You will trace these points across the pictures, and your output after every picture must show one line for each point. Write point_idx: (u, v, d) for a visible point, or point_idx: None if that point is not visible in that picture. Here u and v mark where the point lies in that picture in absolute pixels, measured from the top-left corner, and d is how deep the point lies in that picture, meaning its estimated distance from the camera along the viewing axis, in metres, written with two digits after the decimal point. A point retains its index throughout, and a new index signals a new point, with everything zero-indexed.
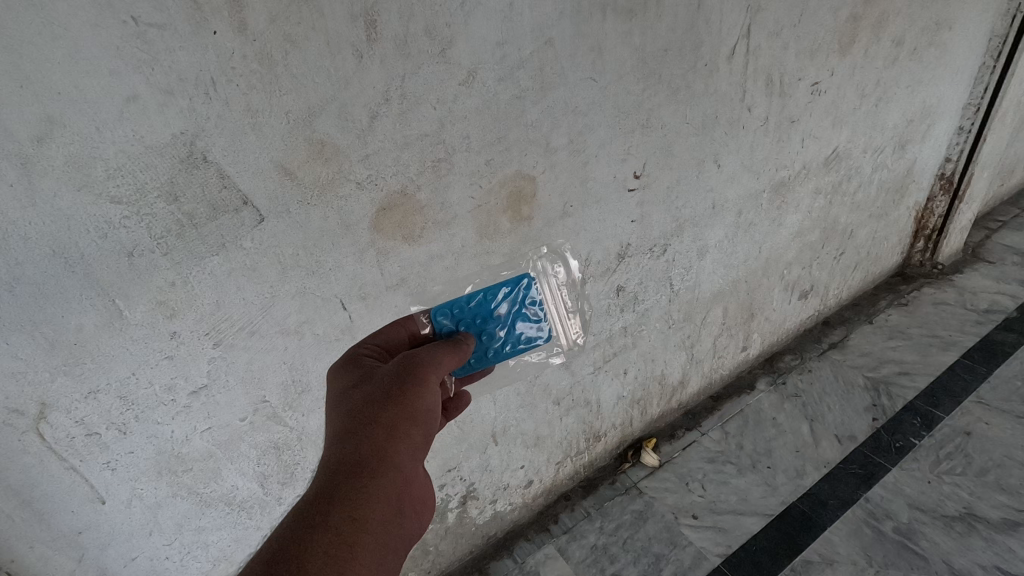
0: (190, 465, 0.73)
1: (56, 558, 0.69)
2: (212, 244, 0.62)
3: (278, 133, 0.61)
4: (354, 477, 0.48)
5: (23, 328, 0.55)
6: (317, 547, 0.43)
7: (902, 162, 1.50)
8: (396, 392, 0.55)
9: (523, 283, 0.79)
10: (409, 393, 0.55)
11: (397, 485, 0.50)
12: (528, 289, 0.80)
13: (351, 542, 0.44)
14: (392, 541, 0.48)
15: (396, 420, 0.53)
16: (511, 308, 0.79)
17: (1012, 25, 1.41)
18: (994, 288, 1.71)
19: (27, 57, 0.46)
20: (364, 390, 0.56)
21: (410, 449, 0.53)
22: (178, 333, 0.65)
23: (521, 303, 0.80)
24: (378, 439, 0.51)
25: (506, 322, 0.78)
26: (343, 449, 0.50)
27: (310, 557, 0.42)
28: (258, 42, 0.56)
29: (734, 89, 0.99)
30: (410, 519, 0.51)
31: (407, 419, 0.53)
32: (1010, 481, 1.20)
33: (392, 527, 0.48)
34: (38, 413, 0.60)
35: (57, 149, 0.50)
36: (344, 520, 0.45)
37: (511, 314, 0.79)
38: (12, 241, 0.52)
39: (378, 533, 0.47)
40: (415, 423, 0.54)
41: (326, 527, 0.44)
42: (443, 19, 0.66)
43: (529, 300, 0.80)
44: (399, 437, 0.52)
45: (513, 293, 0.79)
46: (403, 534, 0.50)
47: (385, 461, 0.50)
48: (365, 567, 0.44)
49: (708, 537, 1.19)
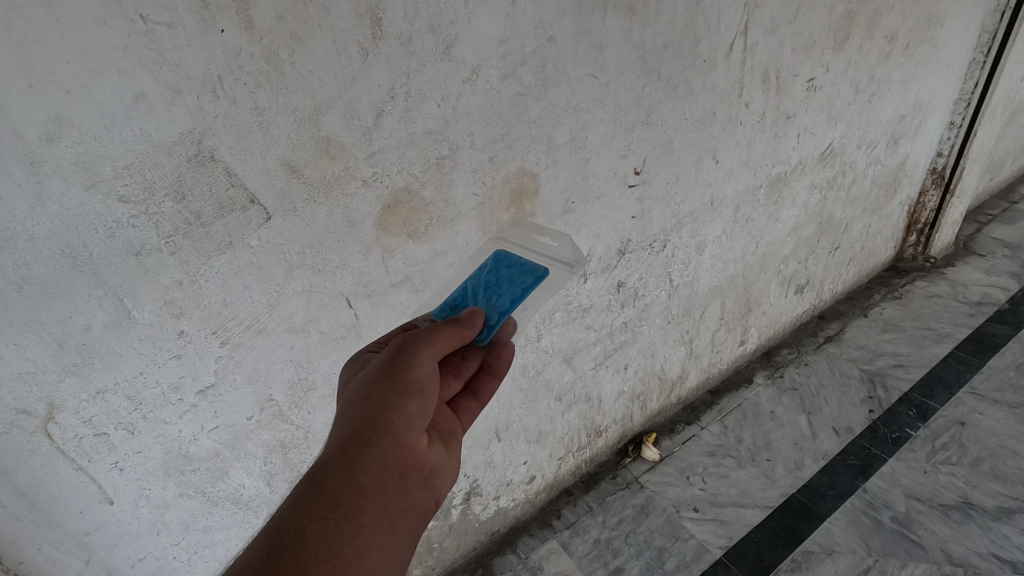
0: (197, 464, 0.73)
1: (64, 560, 0.68)
2: (220, 243, 0.62)
3: (285, 132, 0.61)
4: (347, 449, 0.49)
5: (32, 328, 0.55)
6: (313, 519, 0.44)
7: (895, 157, 1.52)
8: (388, 366, 0.55)
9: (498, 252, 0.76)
10: (401, 365, 0.55)
11: (392, 454, 0.50)
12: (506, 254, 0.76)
13: (346, 510, 0.46)
14: (393, 508, 0.49)
15: (388, 392, 0.53)
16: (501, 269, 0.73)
17: (1001, 22, 1.43)
18: (985, 281, 1.74)
19: (35, 55, 0.46)
20: (361, 371, 0.57)
21: (404, 418, 0.52)
22: (186, 333, 0.65)
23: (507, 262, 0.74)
24: (370, 411, 0.52)
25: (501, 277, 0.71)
26: (339, 426, 0.52)
27: (306, 527, 0.44)
28: (264, 40, 0.56)
29: (732, 86, 1.00)
30: (413, 488, 0.52)
31: (399, 390, 0.53)
32: (1004, 470, 1.22)
33: (391, 495, 0.49)
34: (47, 413, 0.60)
35: (66, 149, 0.50)
36: (338, 489, 0.46)
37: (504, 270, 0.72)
38: (21, 241, 0.51)
39: (375, 500, 0.47)
40: (408, 392, 0.54)
41: (321, 499, 0.46)
42: (447, 17, 0.66)
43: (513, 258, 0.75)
44: (391, 407, 0.52)
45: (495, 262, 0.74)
46: (407, 502, 0.51)
47: (378, 432, 0.51)
48: (363, 532, 0.45)
49: (710, 530, 1.20)
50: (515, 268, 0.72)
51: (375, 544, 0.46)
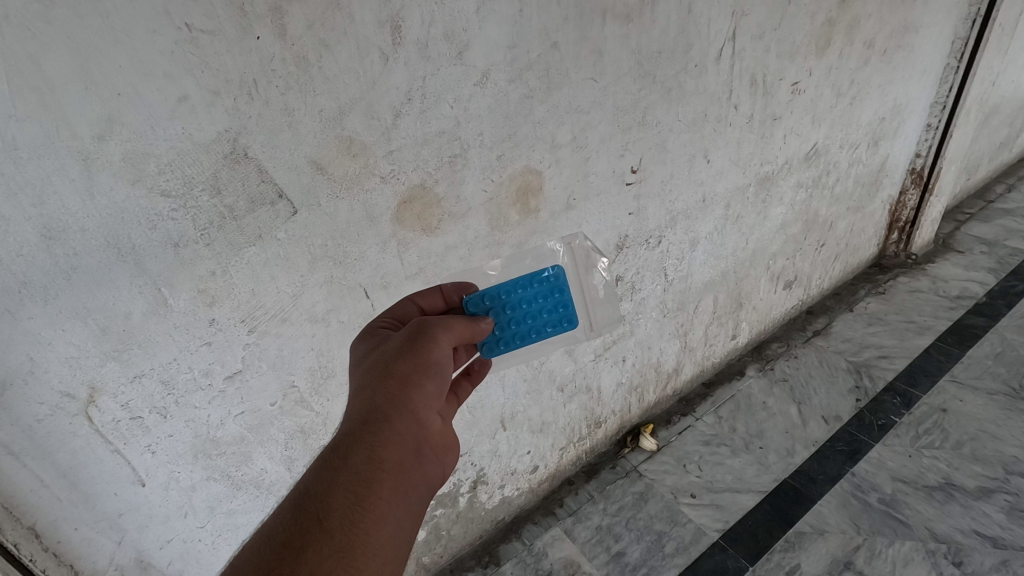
0: (223, 448, 0.77)
1: (98, 541, 0.71)
2: (250, 235, 0.66)
3: (313, 131, 0.65)
4: (368, 424, 0.51)
5: (78, 315, 0.59)
6: (338, 488, 0.47)
7: (877, 156, 1.59)
8: (407, 348, 0.57)
9: (541, 330, 0.75)
10: (420, 348, 0.57)
11: (409, 431, 0.53)
12: (551, 325, 0.75)
13: (368, 480, 0.48)
14: (410, 482, 0.51)
15: (408, 370, 0.55)
16: (537, 290, 0.75)
17: (972, 29, 1.51)
18: (964, 276, 1.81)
19: (94, 62, 0.50)
20: (379, 351, 0.58)
21: (421, 397, 0.55)
22: (217, 321, 0.69)
23: (554, 293, 0.75)
24: (389, 388, 0.53)
25: (534, 311, 0.75)
26: (359, 402, 0.53)
27: (330, 496, 0.46)
28: (295, 47, 0.60)
29: (722, 89, 1.07)
30: (428, 464, 0.54)
31: (417, 370, 0.56)
32: (984, 452, 1.28)
33: (409, 470, 0.51)
34: (89, 396, 0.63)
35: (115, 146, 0.54)
36: (361, 461, 0.49)
37: (542, 303, 0.75)
38: (73, 232, 0.55)
39: (396, 472, 0.50)
40: (421, 372, 0.56)
41: (346, 469, 0.48)
42: (460, 24, 0.71)
43: (556, 314, 0.75)
44: (411, 387, 0.54)
45: (537, 318, 0.75)
46: (422, 478, 0.53)
47: (397, 409, 0.53)
48: (383, 503, 0.48)
49: (707, 514, 1.25)
50: (550, 334, 0.75)
51: (394, 514, 0.48)
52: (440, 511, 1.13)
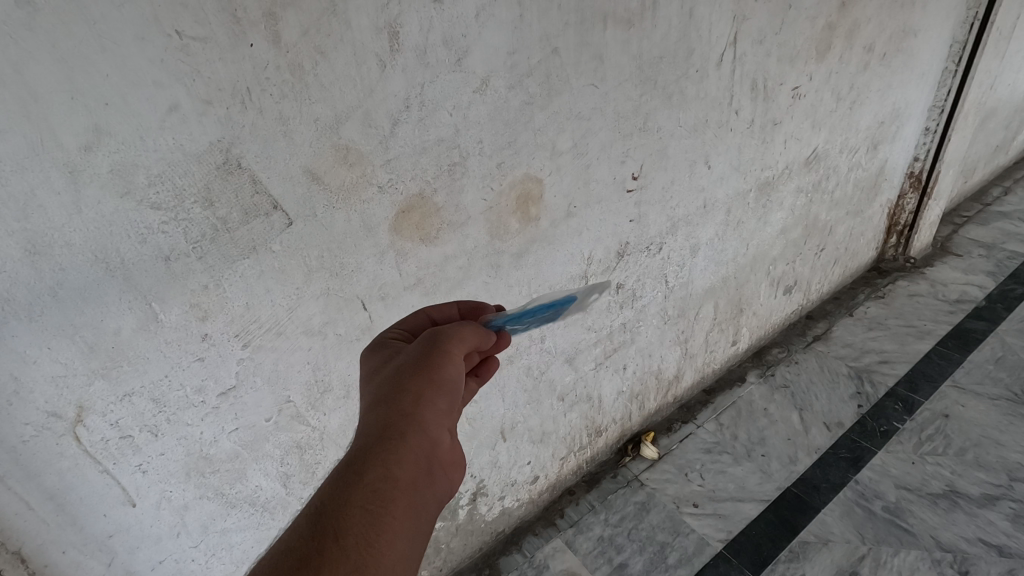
0: (217, 466, 0.75)
1: (87, 563, 0.69)
2: (243, 247, 0.64)
3: (308, 140, 0.63)
4: (382, 440, 0.48)
5: (66, 332, 0.57)
6: (351, 506, 0.44)
7: (876, 161, 1.58)
8: (422, 362, 0.54)
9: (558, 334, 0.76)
10: (434, 363, 0.54)
11: (424, 448, 0.49)
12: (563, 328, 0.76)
13: (382, 500, 0.45)
14: (422, 502, 0.48)
15: (423, 386, 0.52)
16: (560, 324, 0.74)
17: (971, 32, 1.51)
18: (963, 279, 1.81)
19: (80, 71, 0.48)
20: (392, 365, 0.56)
21: (436, 414, 0.52)
22: (210, 336, 0.67)
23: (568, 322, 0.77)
24: (405, 404, 0.51)
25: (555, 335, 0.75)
26: (373, 417, 0.50)
27: (344, 516, 0.43)
28: (290, 53, 0.58)
29: (722, 94, 1.05)
30: (441, 483, 0.51)
31: (433, 387, 0.53)
32: (987, 459, 1.27)
33: (422, 489, 0.48)
34: (77, 415, 0.61)
35: (102, 158, 0.52)
36: (375, 479, 0.46)
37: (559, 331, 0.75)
38: (59, 247, 0.53)
39: (409, 490, 0.46)
40: (436, 388, 0.53)
41: (359, 487, 0.45)
42: (459, 30, 0.69)
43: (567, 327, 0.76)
44: (426, 403, 0.51)
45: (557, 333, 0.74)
46: (435, 498, 0.49)
47: (412, 426, 0.50)
48: (396, 525, 0.44)
49: (710, 524, 1.23)
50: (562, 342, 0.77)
51: (407, 535, 0.45)
52: (440, 524, 1.11)
